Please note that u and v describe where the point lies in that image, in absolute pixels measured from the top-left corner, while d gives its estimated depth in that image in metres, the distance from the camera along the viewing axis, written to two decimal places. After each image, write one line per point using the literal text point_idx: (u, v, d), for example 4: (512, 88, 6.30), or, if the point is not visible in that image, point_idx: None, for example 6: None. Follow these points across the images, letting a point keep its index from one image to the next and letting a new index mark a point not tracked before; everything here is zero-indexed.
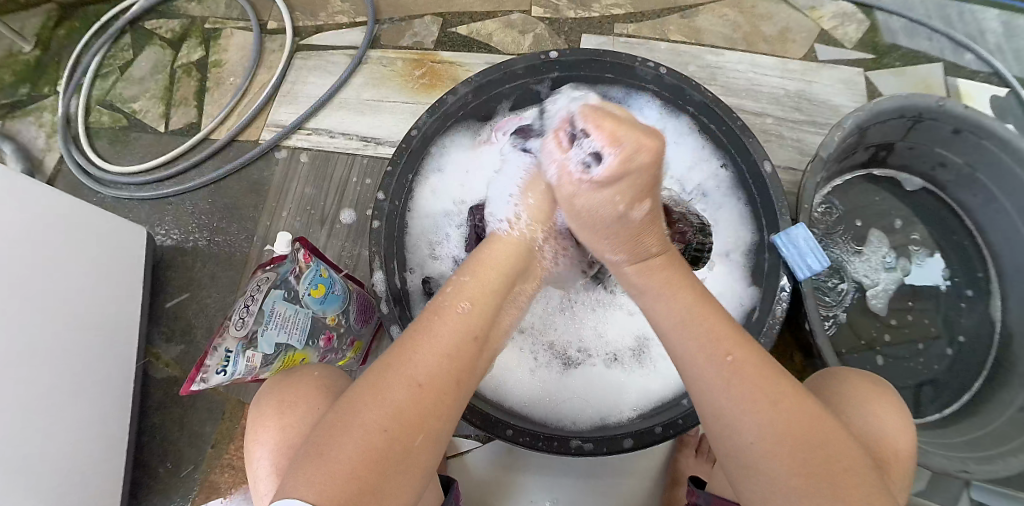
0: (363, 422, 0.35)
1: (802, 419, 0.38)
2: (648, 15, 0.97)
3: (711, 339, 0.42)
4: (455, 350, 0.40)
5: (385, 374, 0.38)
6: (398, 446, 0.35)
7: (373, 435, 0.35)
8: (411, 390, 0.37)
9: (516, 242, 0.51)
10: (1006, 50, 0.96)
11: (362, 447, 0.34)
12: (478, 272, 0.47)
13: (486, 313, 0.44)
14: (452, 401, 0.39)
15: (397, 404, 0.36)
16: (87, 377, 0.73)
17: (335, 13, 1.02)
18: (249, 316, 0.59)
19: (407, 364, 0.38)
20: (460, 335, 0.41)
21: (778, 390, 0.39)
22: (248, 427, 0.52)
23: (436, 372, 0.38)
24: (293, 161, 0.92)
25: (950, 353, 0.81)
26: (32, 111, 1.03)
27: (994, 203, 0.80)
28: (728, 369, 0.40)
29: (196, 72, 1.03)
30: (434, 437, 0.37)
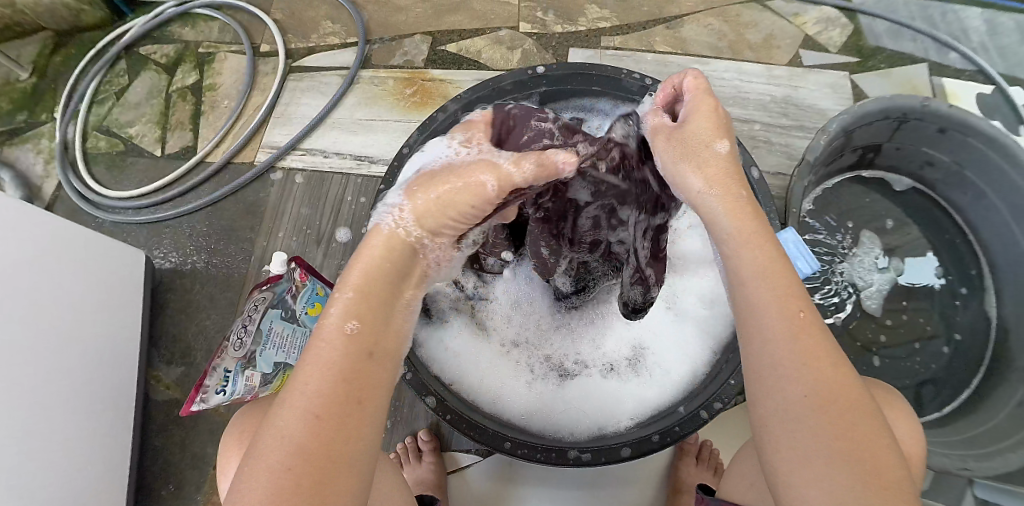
0: (263, 469, 0.29)
1: (849, 391, 0.32)
2: (634, 27, 0.99)
3: (783, 291, 0.34)
4: (345, 365, 0.32)
5: (275, 412, 0.31)
6: (311, 485, 0.29)
7: (278, 480, 0.29)
8: (305, 421, 0.30)
9: (393, 235, 0.37)
10: (990, 49, 0.97)
11: (266, 495, 0.28)
12: (361, 268, 0.36)
13: (380, 312, 0.35)
14: (364, 418, 0.32)
15: (294, 437, 0.29)
16: (87, 401, 0.73)
17: (326, 34, 1.03)
18: (247, 336, 0.61)
19: (293, 396, 0.31)
20: (351, 346, 0.33)
21: (830, 356, 0.33)
22: (221, 458, 0.54)
23: (329, 392, 0.31)
24: (288, 182, 0.93)
25: (947, 351, 0.81)
26: (30, 138, 1.04)
27: (983, 200, 0.80)
28: (798, 323, 0.33)
29: (191, 96, 1.04)
30: (354, 461, 0.31)
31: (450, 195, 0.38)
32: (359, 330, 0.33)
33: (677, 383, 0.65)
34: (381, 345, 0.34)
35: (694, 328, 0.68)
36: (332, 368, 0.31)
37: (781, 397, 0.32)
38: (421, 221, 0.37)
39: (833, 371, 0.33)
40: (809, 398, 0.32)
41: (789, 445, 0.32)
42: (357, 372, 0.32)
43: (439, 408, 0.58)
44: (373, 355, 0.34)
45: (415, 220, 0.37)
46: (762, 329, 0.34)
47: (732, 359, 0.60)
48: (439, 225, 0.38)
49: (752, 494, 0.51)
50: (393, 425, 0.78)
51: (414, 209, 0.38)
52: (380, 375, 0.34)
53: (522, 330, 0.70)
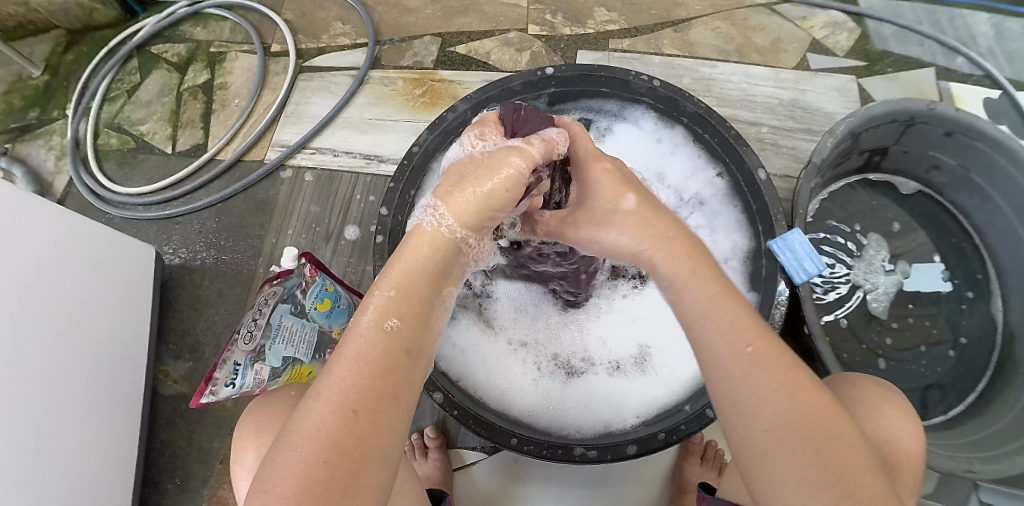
0: (295, 457, 0.30)
1: (819, 418, 0.33)
2: (642, 30, 0.99)
3: (733, 327, 0.36)
4: (382, 362, 0.32)
5: (309, 403, 0.31)
6: (341, 477, 0.29)
7: (308, 469, 0.29)
8: (341, 415, 0.30)
9: (437, 234, 0.37)
10: (997, 53, 0.97)
11: (299, 484, 0.29)
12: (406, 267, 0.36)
13: (417, 310, 0.35)
14: (396, 414, 0.32)
15: (329, 429, 0.30)
16: (96, 394, 0.74)
17: (336, 35, 1.04)
18: (257, 330, 0.62)
19: (328, 388, 0.31)
20: (392, 343, 0.33)
21: (795, 387, 0.34)
22: (235, 448, 0.54)
23: (367, 388, 0.31)
24: (298, 180, 0.94)
25: (953, 355, 0.81)
26: (42, 134, 1.05)
27: (990, 204, 0.81)
28: (747, 360, 0.35)
29: (202, 95, 1.05)
30: (383, 455, 0.31)
31: (491, 190, 0.39)
32: (395, 327, 0.33)
33: (684, 382, 0.65)
34: (418, 343, 0.35)
35: None
36: (369, 363, 0.32)
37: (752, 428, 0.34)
38: (462, 221, 0.38)
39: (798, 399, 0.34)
40: (774, 429, 0.33)
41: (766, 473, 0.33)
42: (394, 370, 0.33)
43: (446, 404, 0.59)
44: (410, 352, 0.34)
45: (460, 225, 0.38)
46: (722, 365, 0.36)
47: None
48: (480, 222, 0.39)
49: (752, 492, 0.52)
50: None
51: (457, 208, 0.38)
52: (412, 374, 0.35)
53: (531, 327, 0.71)
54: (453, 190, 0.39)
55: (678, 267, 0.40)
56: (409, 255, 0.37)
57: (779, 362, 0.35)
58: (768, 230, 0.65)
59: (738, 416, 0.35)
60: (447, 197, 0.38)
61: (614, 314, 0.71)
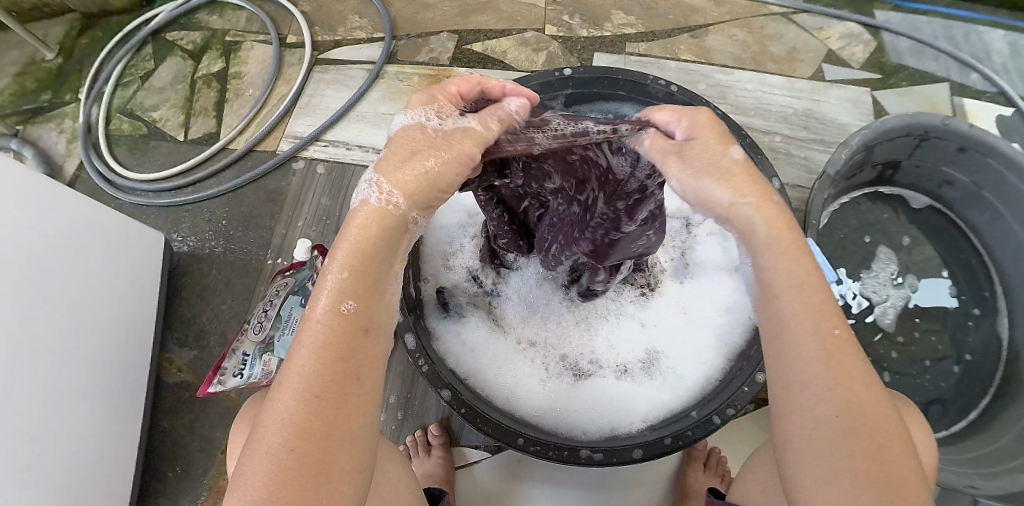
0: (264, 453, 0.29)
1: (884, 415, 0.33)
2: (659, 34, 0.99)
3: (817, 307, 0.35)
4: (341, 346, 0.32)
5: (272, 395, 0.31)
6: (312, 465, 0.29)
7: (278, 463, 0.29)
8: (305, 404, 0.30)
9: (381, 211, 0.34)
10: (1013, 70, 0.97)
11: (270, 477, 0.29)
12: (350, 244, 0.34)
13: (375, 291, 0.34)
14: (361, 397, 0.32)
15: (294, 420, 0.30)
16: (99, 378, 0.74)
17: (353, 28, 1.05)
18: (266, 320, 0.62)
19: (288, 380, 0.31)
20: (348, 327, 0.32)
21: (865, 382, 0.33)
22: (232, 442, 0.55)
23: (327, 375, 0.31)
24: (310, 172, 0.94)
25: (957, 371, 0.81)
26: (54, 117, 1.05)
27: (1000, 221, 0.81)
28: (832, 342, 0.33)
29: (216, 83, 1.05)
30: (357, 438, 0.32)
31: (435, 168, 0.35)
32: (349, 312, 0.33)
33: (692, 387, 0.65)
34: (378, 322, 0.34)
35: (710, 333, 0.69)
36: (327, 351, 0.31)
37: (810, 414, 0.33)
38: (412, 199, 0.35)
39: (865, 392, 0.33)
40: (840, 419, 0.32)
41: (815, 464, 0.32)
42: (354, 352, 0.32)
43: (453, 401, 0.59)
44: (369, 333, 0.33)
45: (405, 199, 0.34)
46: (797, 344, 0.34)
47: (746, 367, 0.60)
48: (428, 201, 0.36)
49: (761, 499, 0.51)
50: (403, 417, 0.78)
51: (404, 185, 0.34)
52: (376, 353, 0.34)
53: (538, 327, 0.71)
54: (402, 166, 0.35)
55: (780, 232, 0.37)
56: (353, 229, 0.34)
57: (857, 358, 0.34)
58: None
59: (797, 402, 0.34)
60: (396, 173, 0.34)
61: (624, 318, 0.72)
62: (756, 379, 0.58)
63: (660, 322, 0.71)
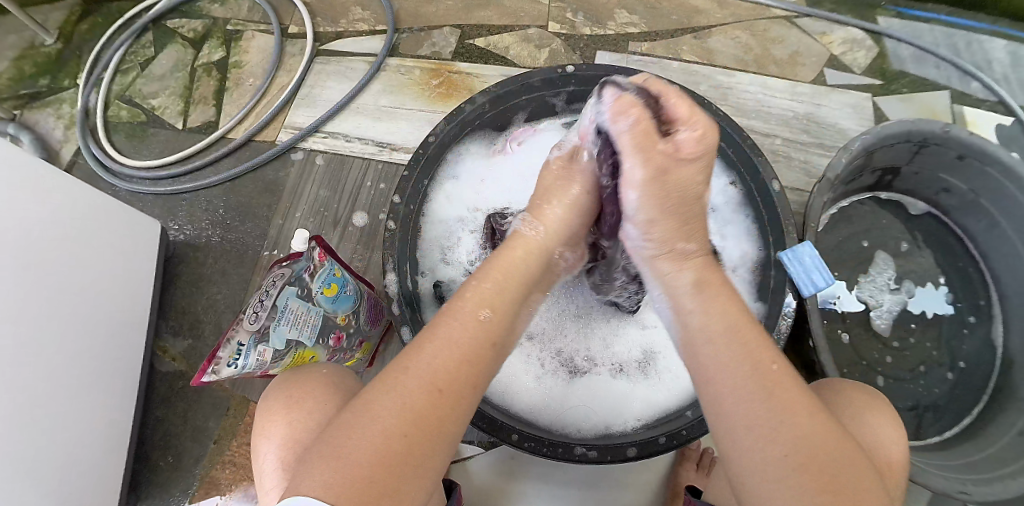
0: (377, 424, 0.34)
1: (828, 443, 0.35)
2: (661, 34, 0.99)
3: (748, 353, 0.40)
4: (468, 351, 0.39)
5: (398, 377, 0.37)
6: (414, 449, 0.34)
7: (390, 439, 0.33)
8: (429, 393, 0.36)
9: (531, 241, 0.49)
10: (1013, 80, 0.97)
11: (380, 448, 0.33)
12: (495, 280, 0.45)
13: (503, 315, 0.43)
14: (467, 404, 0.38)
15: (415, 404, 0.35)
16: (93, 366, 0.73)
17: (355, 20, 1.04)
18: (263, 311, 0.60)
19: (418, 366, 0.37)
20: (477, 341, 0.40)
21: (804, 415, 0.36)
22: (258, 421, 0.52)
23: (452, 376, 0.37)
24: (309, 163, 0.94)
25: (951, 377, 0.82)
26: (51, 103, 1.05)
27: (997, 229, 0.81)
28: (768, 375, 0.39)
29: (216, 72, 1.05)
30: (447, 440, 0.36)
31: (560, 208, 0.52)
32: (486, 324, 0.41)
33: (688, 388, 0.65)
34: (499, 344, 0.42)
35: None
36: (459, 350, 0.39)
37: (760, 456, 0.35)
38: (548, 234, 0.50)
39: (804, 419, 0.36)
40: (787, 456, 0.34)
41: (776, 502, 0.34)
42: (474, 361, 0.39)
43: None
44: (491, 349, 0.41)
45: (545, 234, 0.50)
46: (736, 389, 0.38)
47: None
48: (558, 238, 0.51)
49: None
50: None
51: (545, 222, 0.51)
52: (487, 371, 0.41)
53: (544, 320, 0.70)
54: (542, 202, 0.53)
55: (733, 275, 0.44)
56: (514, 249, 0.48)
57: (794, 390, 0.38)
58: (777, 242, 0.66)
59: (744, 446, 0.36)
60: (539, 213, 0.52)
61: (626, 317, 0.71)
62: None
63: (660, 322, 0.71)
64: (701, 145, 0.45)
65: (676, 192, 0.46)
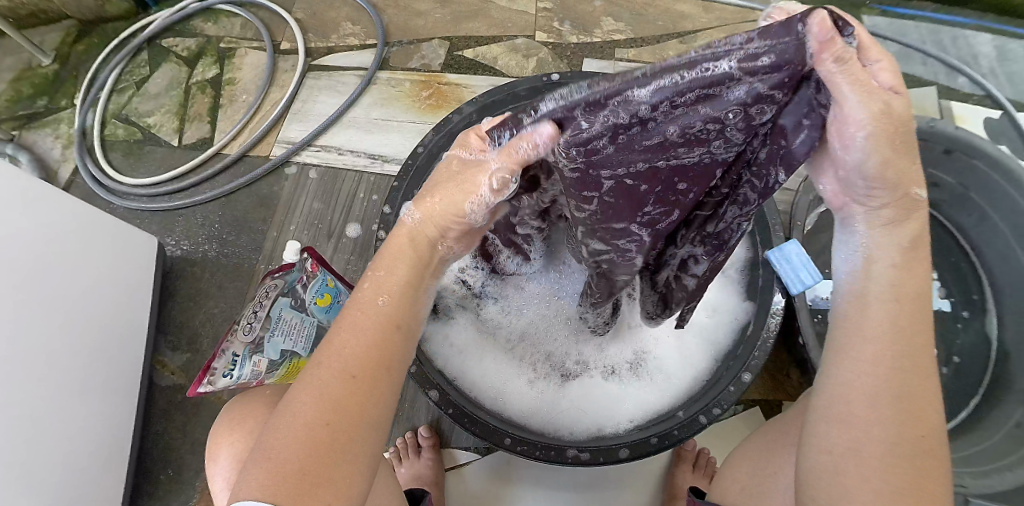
0: (295, 427, 0.33)
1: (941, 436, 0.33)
2: (648, 40, 1.00)
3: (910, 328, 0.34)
4: (376, 336, 0.37)
5: (311, 375, 0.35)
6: (338, 441, 0.34)
7: (314, 432, 0.33)
8: (342, 382, 0.35)
9: (415, 235, 0.41)
10: (999, 74, 0.98)
11: (306, 442, 0.33)
12: (386, 265, 0.40)
13: (412, 294, 0.40)
14: (387, 386, 0.37)
15: (331, 395, 0.34)
16: (92, 380, 0.74)
17: (346, 35, 1.06)
18: (256, 322, 0.63)
19: (328, 361, 0.35)
20: (377, 327, 0.37)
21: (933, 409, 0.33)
22: (210, 445, 0.54)
23: (365, 360, 0.36)
24: (303, 176, 0.95)
25: (946, 372, 0.82)
26: (49, 123, 1.06)
27: (988, 221, 0.81)
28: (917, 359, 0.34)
29: (210, 89, 1.06)
30: (373, 426, 0.36)
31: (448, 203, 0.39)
32: (386, 306, 0.38)
33: (679, 388, 0.67)
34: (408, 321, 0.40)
35: (695, 332, 0.70)
36: (362, 339, 0.36)
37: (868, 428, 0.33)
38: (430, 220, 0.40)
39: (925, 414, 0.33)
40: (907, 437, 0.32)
41: (870, 482, 0.32)
42: (386, 345, 0.37)
43: (442, 401, 0.60)
44: (399, 328, 0.39)
45: (423, 215, 0.40)
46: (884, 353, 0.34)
47: (732, 367, 0.63)
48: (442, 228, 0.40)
49: (739, 496, 0.53)
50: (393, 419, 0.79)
51: (427, 210, 0.40)
52: (404, 345, 0.39)
53: (529, 325, 0.71)
54: (428, 194, 0.40)
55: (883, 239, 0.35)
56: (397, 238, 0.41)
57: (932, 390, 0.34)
58: (765, 241, 0.68)
59: (859, 415, 0.34)
60: (423, 205, 0.40)
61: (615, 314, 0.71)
62: (742, 379, 0.62)
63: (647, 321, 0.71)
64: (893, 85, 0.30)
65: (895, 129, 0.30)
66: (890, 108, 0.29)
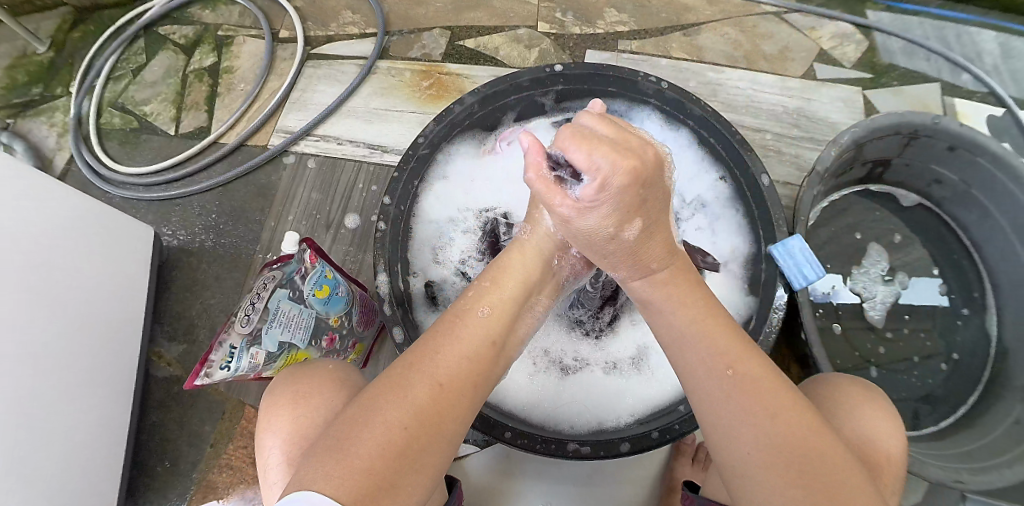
0: (382, 414, 0.34)
1: (806, 429, 0.37)
2: (651, 32, 0.99)
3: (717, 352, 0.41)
4: (474, 350, 0.40)
5: (404, 369, 0.37)
6: (417, 441, 0.34)
7: (393, 435, 0.33)
8: (432, 389, 0.36)
9: (524, 251, 0.49)
10: (1003, 71, 0.97)
11: (384, 442, 0.33)
12: (497, 279, 0.46)
13: (506, 317, 0.44)
14: (468, 406, 0.38)
15: (418, 401, 0.35)
16: (88, 371, 0.73)
17: (345, 23, 1.04)
18: (254, 313, 0.60)
19: (423, 358, 0.38)
20: (478, 343, 0.41)
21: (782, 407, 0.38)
22: (261, 419, 0.52)
23: (456, 373, 0.38)
24: (301, 165, 0.94)
25: (946, 368, 0.82)
26: (44, 111, 1.04)
27: (990, 219, 0.81)
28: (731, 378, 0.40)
29: (207, 78, 1.05)
30: (447, 444, 0.36)
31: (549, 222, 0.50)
32: (486, 323, 0.42)
33: (679, 383, 0.66)
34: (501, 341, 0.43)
35: None
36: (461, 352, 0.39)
37: (740, 441, 0.37)
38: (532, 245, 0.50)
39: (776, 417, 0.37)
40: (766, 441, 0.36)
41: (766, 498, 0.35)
42: (481, 362, 0.40)
43: None
44: (495, 346, 0.42)
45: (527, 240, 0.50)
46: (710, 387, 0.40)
47: None
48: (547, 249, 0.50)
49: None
50: None
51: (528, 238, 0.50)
52: (492, 368, 0.42)
53: None
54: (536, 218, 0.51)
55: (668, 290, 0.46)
56: (511, 252, 0.50)
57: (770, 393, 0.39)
58: (768, 235, 0.67)
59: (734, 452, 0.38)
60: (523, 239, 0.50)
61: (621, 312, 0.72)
62: None
63: None
64: (600, 196, 0.40)
65: (581, 239, 0.46)
66: (583, 216, 0.43)
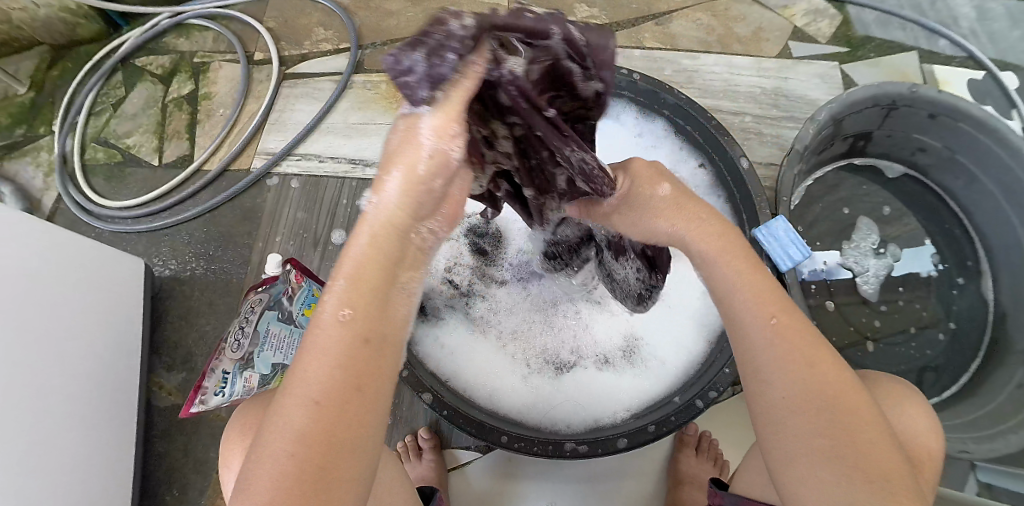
0: (268, 450, 0.27)
1: (847, 387, 0.36)
2: (623, 24, 1.00)
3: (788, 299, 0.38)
4: (345, 356, 0.28)
5: (278, 396, 0.28)
6: (313, 465, 0.27)
7: (285, 468, 0.27)
8: (308, 411, 0.27)
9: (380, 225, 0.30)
10: (980, 34, 0.97)
11: (279, 478, 0.27)
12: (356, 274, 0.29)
13: (381, 305, 0.30)
14: (372, 409, 0.29)
15: (298, 428, 0.27)
16: (86, 407, 0.73)
17: (318, 41, 1.04)
18: (245, 337, 0.62)
19: (293, 383, 0.28)
20: (349, 344, 0.28)
21: (819, 353, 0.37)
22: (225, 450, 0.53)
23: (335, 384, 0.28)
24: (285, 186, 0.94)
25: (944, 338, 0.82)
26: (29, 152, 1.04)
27: (977, 184, 0.81)
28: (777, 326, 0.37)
29: (187, 105, 1.05)
30: (367, 454, 0.29)
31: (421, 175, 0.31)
32: (350, 318, 0.29)
33: (674, 374, 0.67)
34: (381, 331, 0.30)
35: (686, 315, 0.70)
36: (331, 359, 0.28)
37: (773, 394, 0.36)
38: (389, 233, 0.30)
39: (820, 366, 0.36)
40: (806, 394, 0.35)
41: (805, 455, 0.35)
42: (357, 364, 0.28)
43: (436, 404, 0.59)
44: (374, 342, 0.29)
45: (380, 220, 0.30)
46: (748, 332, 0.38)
47: (725, 349, 0.62)
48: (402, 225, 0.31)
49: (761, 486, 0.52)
50: (393, 424, 0.78)
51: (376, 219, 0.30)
52: (380, 367, 0.30)
53: (517, 323, 0.71)
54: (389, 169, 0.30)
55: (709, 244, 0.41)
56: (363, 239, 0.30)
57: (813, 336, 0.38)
58: (753, 221, 0.67)
59: (763, 387, 0.37)
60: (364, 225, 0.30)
61: (577, 298, 0.72)
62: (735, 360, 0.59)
63: (635, 309, 0.71)
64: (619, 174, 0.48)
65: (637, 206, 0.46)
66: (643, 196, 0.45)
